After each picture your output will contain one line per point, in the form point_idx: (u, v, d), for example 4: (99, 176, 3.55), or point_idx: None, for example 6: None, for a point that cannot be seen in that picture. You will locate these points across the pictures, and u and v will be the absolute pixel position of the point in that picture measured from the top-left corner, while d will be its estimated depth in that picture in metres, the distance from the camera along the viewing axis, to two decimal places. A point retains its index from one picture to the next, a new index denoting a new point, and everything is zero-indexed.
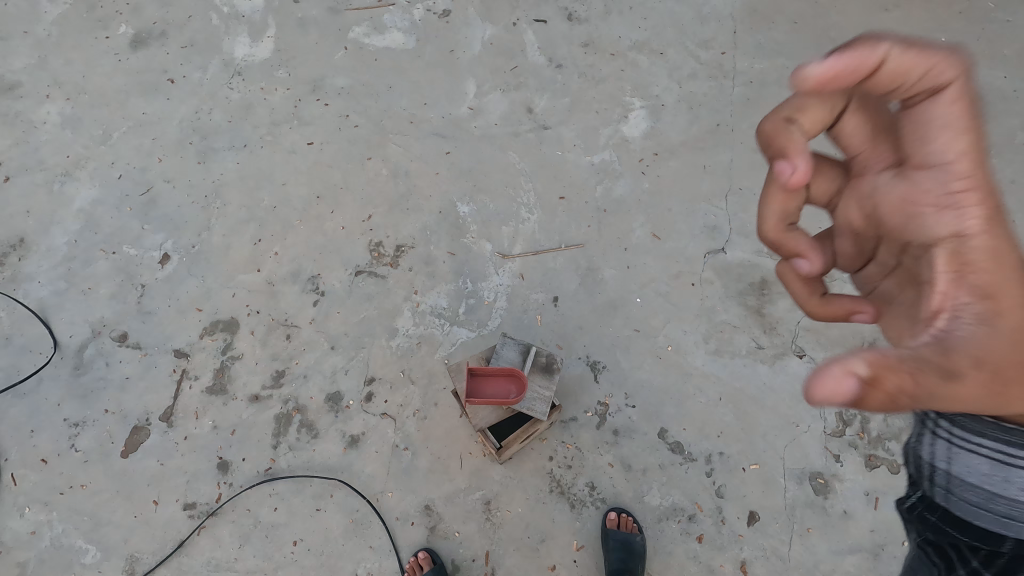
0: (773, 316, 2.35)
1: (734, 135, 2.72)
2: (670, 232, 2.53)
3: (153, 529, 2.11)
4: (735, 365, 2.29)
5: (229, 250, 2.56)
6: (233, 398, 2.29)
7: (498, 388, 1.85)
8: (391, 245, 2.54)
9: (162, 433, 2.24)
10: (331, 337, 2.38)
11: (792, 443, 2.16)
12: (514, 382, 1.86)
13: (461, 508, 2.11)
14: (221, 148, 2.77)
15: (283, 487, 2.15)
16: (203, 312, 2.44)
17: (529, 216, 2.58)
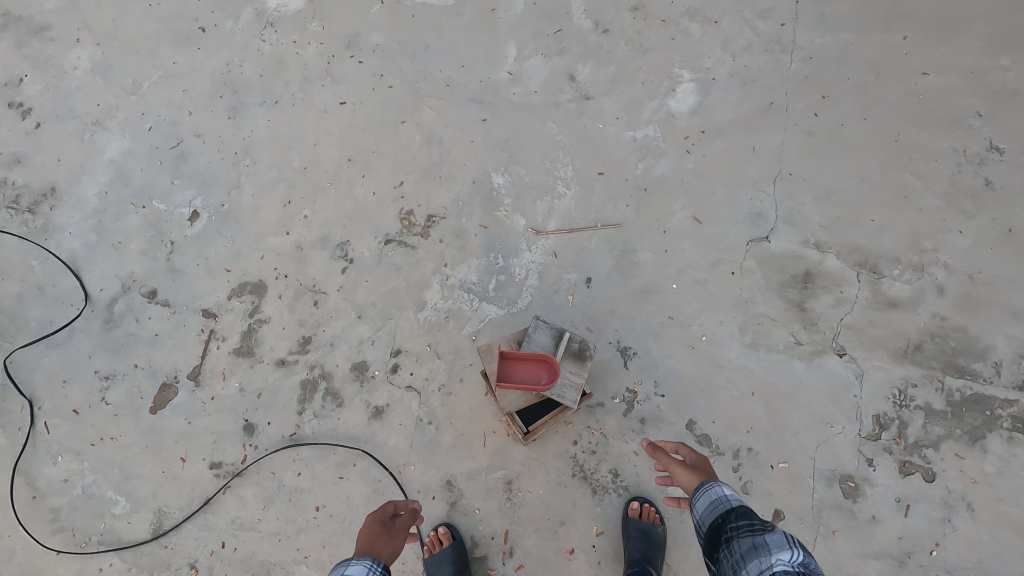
0: (814, 311, 2.26)
1: (787, 116, 2.56)
2: (712, 217, 2.42)
3: (180, 485, 2.15)
4: (771, 360, 2.21)
5: (258, 211, 2.53)
6: (260, 361, 2.29)
7: (529, 373, 1.81)
8: (422, 214, 2.48)
9: (189, 392, 2.26)
10: (359, 306, 2.36)
11: (824, 444, 2.11)
12: (546, 368, 1.82)
13: (483, 485, 2.11)
14: (252, 104, 2.69)
15: (307, 453, 2.17)
16: (232, 273, 2.42)
17: (565, 191, 2.48)
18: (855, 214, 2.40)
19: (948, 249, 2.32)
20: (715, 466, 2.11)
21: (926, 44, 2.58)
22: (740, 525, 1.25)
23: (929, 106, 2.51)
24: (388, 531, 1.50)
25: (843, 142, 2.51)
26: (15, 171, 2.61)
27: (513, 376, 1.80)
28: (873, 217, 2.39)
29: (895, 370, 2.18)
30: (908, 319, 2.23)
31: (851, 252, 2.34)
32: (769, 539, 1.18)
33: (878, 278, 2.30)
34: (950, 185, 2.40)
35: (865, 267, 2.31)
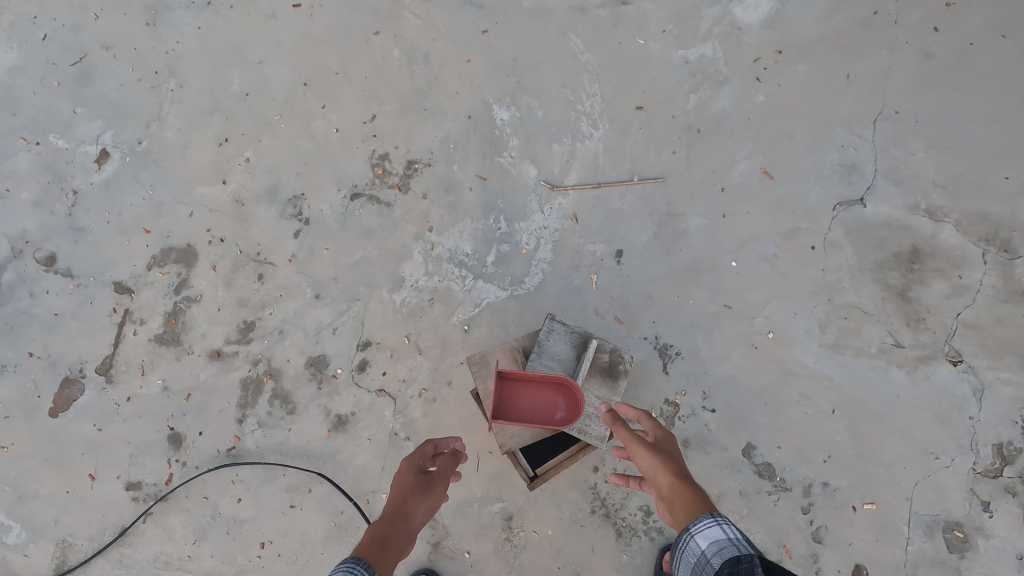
0: (922, 303, 1.69)
1: (898, 31, 1.85)
2: (788, 171, 1.81)
3: (89, 509, 1.69)
4: (859, 367, 1.67)
5: (186, 151, 1.92)
6: (189, 353, 1.77)
7: (539, 404, 1.28)
8: (400, 160, 1.87)
9: (99, 390, 1.75)
10: (316, 282, 1.80)
11: (925, 481, 1.60)
12: (564, 396, 1.29)
13: (475, 521, 1.63)
14: (174, 4, 2.00)
15: (249, 474, 1.68)
16: (153, 235, 1.85)
17: (591, 132, 1.86)
18: (983, 169, 1.77)
19: None
20: (778, 506, 1.61)
21: None
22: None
23: None
24: (424, 485, 1.13)
25: (971, 70, 1.82)
26: None
27: (516, 407, 1.28)
28: (1008, 174, 1.77)
29: None
30: None
31: (977, 222, 1.73)
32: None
33: (1012, 259, 1.70)
34: None
35: (994, 243, 1.71)
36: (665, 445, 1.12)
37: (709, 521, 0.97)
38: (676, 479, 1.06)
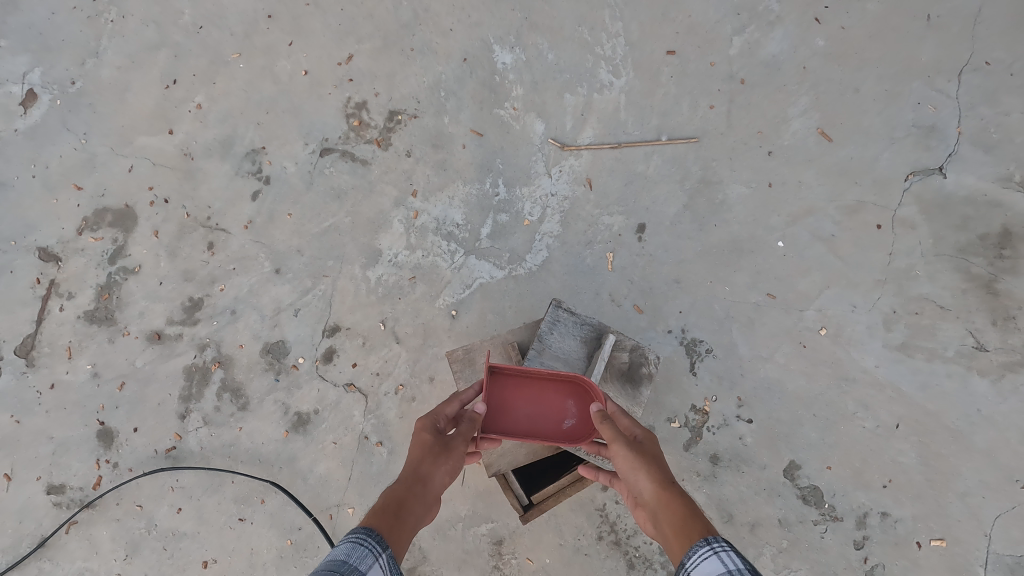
0: (1013, 298, 1.37)
1: None
2: (852, 132, 1.48)
3: (4, 516, 1.43)
4: (931, 374, 1.36)
5: (126, 94, 1.61)
6: (124, 334, 1.48)
7: (543, 410, 0.96)
8: (380, 110, 1.55)
9: (18, 375, 1.48)
10: (277, 253, 1.50)
11: (1009, 515, 1.31)
12: (576, 399, 0.96)
13: (458, 546, 1.35)
14: None
15: (192, 480, 1.41)
16: (84, 193, 1.56)
17: (612, 79, 1.52)
18: None
19: None
20: (825, 538, 1.34)
21: None
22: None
23: None
24: (446, 442, 0.84)
25: None
26: None
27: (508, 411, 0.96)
28: None
29: None
30: None
31: None
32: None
33: None
34: None
35: None
36: (654, 446, 0.81)
37: (707, 551, 0.63)
38: (665, 488, 0.75)
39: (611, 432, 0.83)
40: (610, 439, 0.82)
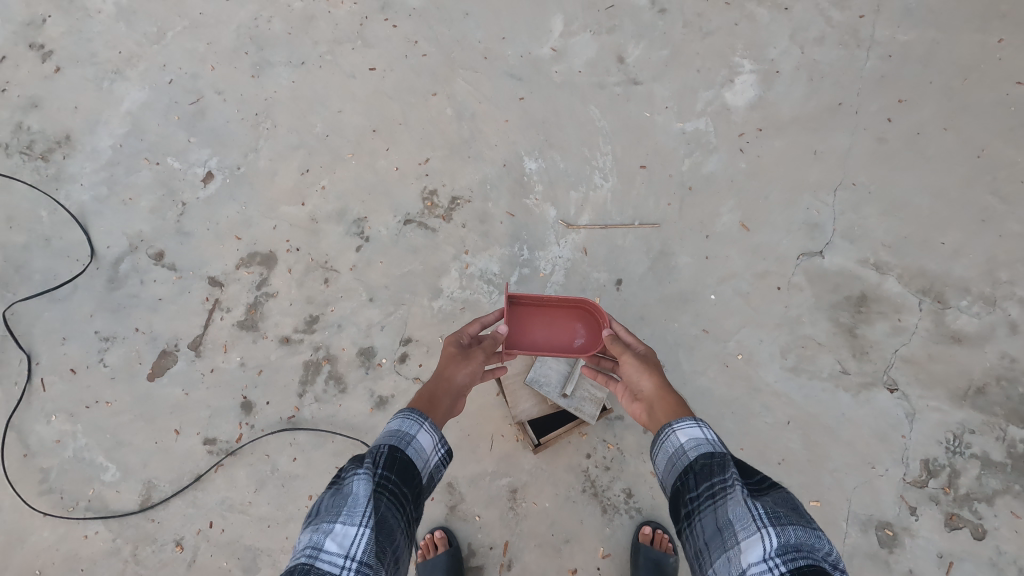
0: (867, 338, 2.04)
1: (857, 119, 2.30)
2: (763, 224, 2.19)
3: (172, 458, 2.06)
4: (813, 388, 2.01)
5: (274, 176, 2.38)
6: (263, 337, 2.17)
7: (556, 331, 1.66)
8: (445, 196, 2.30)
9: (189, 361, 2.16)
10: (370, 287, 2.21)
11: (864, 486, 1.91)
12: (581, 324, 1.66)
13: (485, 492, 1.96)
14: (277, 62, 2.52)
15: (304, 439, 2.05)
16: (242, 241, 2.29)
17: (602, 183, 2.28)
18: (925, 234, 2.15)
19: None
20: None
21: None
22: (699, 494, 0.96)
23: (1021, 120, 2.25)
24: (463, 356, 1.44)
25: (919, 152, 2.25)
26: (31, 116, 2.51)
27: (536, 335, 1.65)
28: (945, 239, 2.14)
29: (953, 413, 1.95)
30: (975, 357, 2.00)
31: (916, 276, 2.10)
32: (732, 515, 0.89)
33: (944, 308, 2.06)
34: None
35: (929, 294, 2.08)
36: (654, 361, 1.34)
37: (690, 423, 1.08)
38: (658, 385, 1.27)
39: (630, 353, 1.36)
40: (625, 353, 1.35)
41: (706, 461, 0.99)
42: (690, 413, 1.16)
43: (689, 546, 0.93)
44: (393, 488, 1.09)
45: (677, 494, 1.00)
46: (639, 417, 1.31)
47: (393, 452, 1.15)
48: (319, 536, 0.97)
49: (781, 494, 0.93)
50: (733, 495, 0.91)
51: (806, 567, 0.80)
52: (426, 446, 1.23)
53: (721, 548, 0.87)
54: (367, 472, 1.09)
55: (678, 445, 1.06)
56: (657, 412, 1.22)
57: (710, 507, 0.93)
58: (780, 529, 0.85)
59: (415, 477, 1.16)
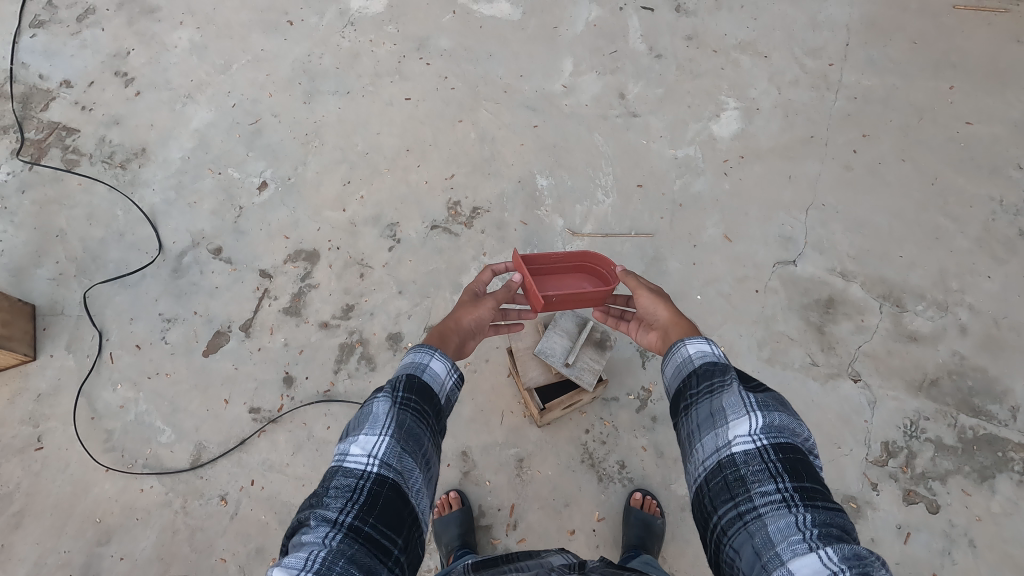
0: (833, 336, 2.33)
1: (826, 149, 2.66)
2: (743, 236, 2.52)
3: (221, 423, 2.35)
4: (786, 376, 2.28)
5: (320, 186, 2.74)
6: (305, 321, 2.49)
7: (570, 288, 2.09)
8: (468, 206, 2.65)
9: (239, 340, 2.48)
10: (400, 281, 2.54)
11: (830, 463, 2.16)
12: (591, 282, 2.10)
13: (495, 460, 2.23)
14: (326, 91, 2.94)
15: (338, 409, 2.34)
16: (290, 240, 2.64)
17: (604, 198, 2.63)
18: (885, 247, 2.47)
19: (974, 291, 2.38)
20: None
21: (971, 96, 2.71)
22: (699, 389, 1.23)
23: (969, 154, 2.60)
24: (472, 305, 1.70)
25: (880, 179, 2.59)
26: (113, 130, 2.92)
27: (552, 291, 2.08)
28: (903, 252, 2.46)
29: (910, 402, 2.23)
30: (928, 354, 2.29)
31: (876, 284, 2.41)
32: (726, 403, 1.16)
33: (901, 312, 2.36)
34: (984, 230, 2.48)
35: (888, 299, 2.38)
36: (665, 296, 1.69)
37: (700, 340, 1.35)
38: (670, 314, 1.61)
39: (647, 289, 1.71)
40: (642, 288, 1.70)
41: (710, 367, 1.25)
42: (698, 329, 1.49)
43: (685, 429, 1.22)
44: (413, 406, 1.19)
45: (680, 391, 1.28)
46: (654, 340, 1.64)
47: (410, 378, 1.25)
48: (346, 447, 1.10)
49: (767, 391, 1.19)
50: (730, 388, 1.18)
51: (782, 441, 1.08)
52: (440, 372, 1.31)
53: (712, 427, 1.15)
54: (386, 394, 1.20)
55: (686, 356, 1.33)
56: (671, 330, 1.55)
57: (707, 398, 1.20)
58: (765, 414, 1.11)
59: (434, 398, 1.26)
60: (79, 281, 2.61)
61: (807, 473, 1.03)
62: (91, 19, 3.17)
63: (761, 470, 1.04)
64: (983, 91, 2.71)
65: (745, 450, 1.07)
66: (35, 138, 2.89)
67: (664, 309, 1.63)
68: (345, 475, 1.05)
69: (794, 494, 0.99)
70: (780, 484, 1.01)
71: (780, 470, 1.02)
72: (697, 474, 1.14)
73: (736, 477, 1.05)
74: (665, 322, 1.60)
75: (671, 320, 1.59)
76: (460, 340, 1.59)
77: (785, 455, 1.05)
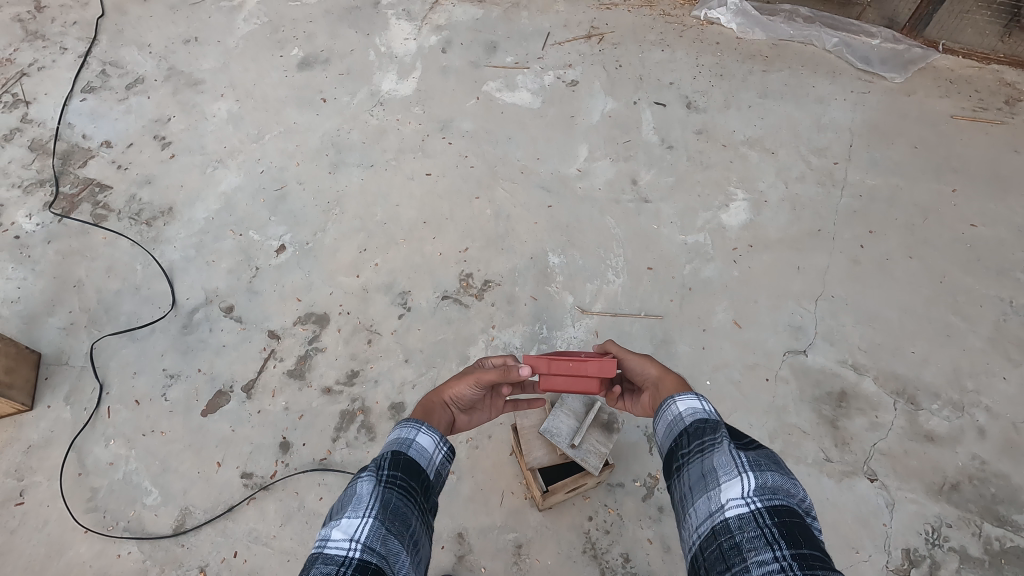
0: (847, 431, 2.27)
1: (834, 243, 2.71)
2: (753, 323, 2.52)
3: (210, 487, 2.26)
4: (799, 471, 2.19)
5: (336, 252, 2.81)
6: (309, 385, 2.46)
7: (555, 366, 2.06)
8: (479, 278, 2.69)
9: (240, 401, 2.44)
10: (407, 350, 2.53)
11: (848, 570, 2.03)
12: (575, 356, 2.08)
13: (492, 544, 2.11)
14: (351, 163, 3.08)
15: (332, 479, 2.26)
16: (301, 303, 2.67)
17: (614, 278, 2.66)
18: (896, 342, 2.46)
19: (990, 392, 2.34)
20: None
21: (973, 199, 2.79)
22: (690, 449, 1.17)
23: (975, 254, 2.65)
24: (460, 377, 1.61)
25: (888, 274, 2.62)
26: (143, 189, 3.04)
27: None
28: (915, 348, 2.44)
29: (930, 506, 2.13)
30: (946, 455, 2.21)
31: (889, 379, 2.38)
32: (717, 463, 1.08)
33: (916, 409, 2.31)
34: (996, 331, 2.47)
35: (902, 396, 2.34)
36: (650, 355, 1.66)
37: (690, 397, 1.29)
38: (660, 369, 1.57)
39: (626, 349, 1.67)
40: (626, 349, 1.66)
41: (700, 425, 1.19)
42: (687, 384, 1.45)
43: (678, 492, 1.14)
44: (399, 484, 1.14)
45: (671, 452, 1.21)
46: (650, 401, 1.58)
47: (396, 455, 1.20)
48: (327, 531, 1.01)
49: (760, 449, 1.11)
50: (720, 447, 1.11)
51: (776, 503, 0.99)
52: (428, 446, 1.26)
53: (704, 490, 1.06)
54: (371, 473, 1.13)
55: (676, 414, 1.27)
56: (664, 386, 1.51)
57: (698, 458, 1.13)
58: (758, 475, 1.03)
59: (421, 474, 1.20)
60: (88, 332, 2.62)
61: (807, 540, 0.92)
62: (139, 88, 3.40)
63: (756, 537, 0.94)
64: (985, 196, 2.80)
65: (739, 514, 0.98)
66: (69, 193, 3.02)
67: (652, 365, 1.59)
68: (326, 562, 0.95)
69: (793, 563, 0.88)
70: (777, 551, 0.90)
71: (776, 535, 0.92)
72: (692, 542, 1.04)
73: (730, 545, 0.95)
74: (658, 379, 1.55)
75: (660, 376, 1.55)
76: (444, 412, 1.58)
77: (781, 520, 0.95)
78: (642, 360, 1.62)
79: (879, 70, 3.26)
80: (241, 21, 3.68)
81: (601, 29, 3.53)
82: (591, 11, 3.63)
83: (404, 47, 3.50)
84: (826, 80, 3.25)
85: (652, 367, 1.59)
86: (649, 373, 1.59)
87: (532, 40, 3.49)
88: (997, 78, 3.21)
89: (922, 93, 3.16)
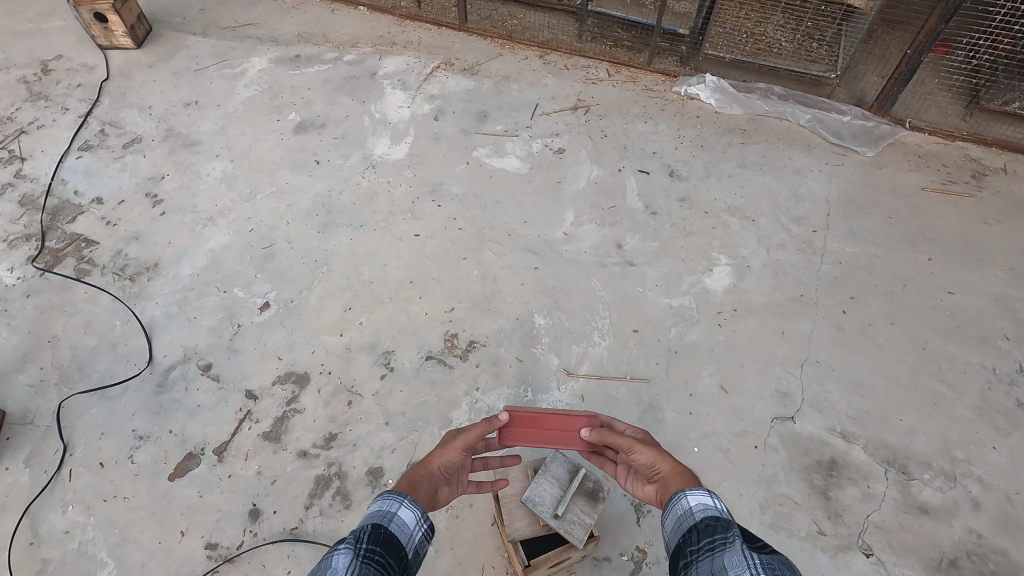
0: (840, 502, 2.20)
1: (816, 309, 2.74)
2: (740, 389, 2.50)
3: (171, 560, 2.12)
4: (792, 546, 2.11)
5: (321, 311, 2.78)
6: (283, 449, 2.37)
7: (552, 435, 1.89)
8: (464, 339, 2.67)
9: (210, 465, 2.34)
10: (388, 413, 2.46)
11: None
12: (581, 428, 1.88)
13: None
14: (340, 224, 3.11)
15: (302, 551, 2.13)
16: (282, 361, 2.62)
17: (600, 341, 2.65)
18: (883, 410, 2.44)
19: (982, 463, 2.30)
20: None
21: (949, 269, 2.86)
22: (699, 546, 1.10)
23: (955, 321, 2.69)
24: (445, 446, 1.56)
25: (871, 340, 2.64)
26: (130, 245, 3.04)
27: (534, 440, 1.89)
28: (903, 416, 2.42)
29: None
30: (942, 529, 2.15)
31: (879, 448, 2.34)
32: (728, 563, 1.02)
33: (909, 480, 2.26)
34: (982, 399, 2.46)
35: (893, 465, 2.29)
36: (657, 444, 1.55)
37: (701, 492, 1.25)
38: (670, 466, 1.46)
39: (639, 442, 1.54)
40: (633, 439, 1.55)
41: (711, 521, 1.14)
42: (698, 480, 1.37)
43: None
44: (377, 559, 1.06)
45: (679, 547, 1.15)
46: (655, 496, 1.49)
47: (376, 528, 1.13)
48: None
49: (774, 553, 1.06)
50: (731, 547, 1.05)
51: None
52: (409, 521, 1.20)
53: None
54: (349, 545, 1.07)
55: (685, 510, 1.22)
56: (671, 485, 1.41)
57: (708, 556, 1.07)
58: None
59: (401, 551, 1.13)
60: (58, 390, 2.54)
61: None
62: (135, 148, 3.48)
63: None
64: (960, 265, 2.87)
65: None
66: (55, 248, 3.01)
67: (662, 463, 1.48)
68: None
69: None
70: None
71: None
72: None
73: None
74: (667, 478, 1.43)
75: (672, 475, 1.43)
76: (429, 486, 1.46)
77: None
78: (653, 456, 1.50)
79: (851, 145, 3.42)
80: (242, 87, 3.83)
81: (586, 102, 3.71)
82: (578, 85, 3.82)
83: (397, 114, 3.64)
84: (801, 153, 3.40)
85: (661, 467, 1.47)
86: (657, 472, 1.49)
87: (522, 111, 3.65)
88: (963, 154, 3.37)
89: (893, 167, 3.31)
